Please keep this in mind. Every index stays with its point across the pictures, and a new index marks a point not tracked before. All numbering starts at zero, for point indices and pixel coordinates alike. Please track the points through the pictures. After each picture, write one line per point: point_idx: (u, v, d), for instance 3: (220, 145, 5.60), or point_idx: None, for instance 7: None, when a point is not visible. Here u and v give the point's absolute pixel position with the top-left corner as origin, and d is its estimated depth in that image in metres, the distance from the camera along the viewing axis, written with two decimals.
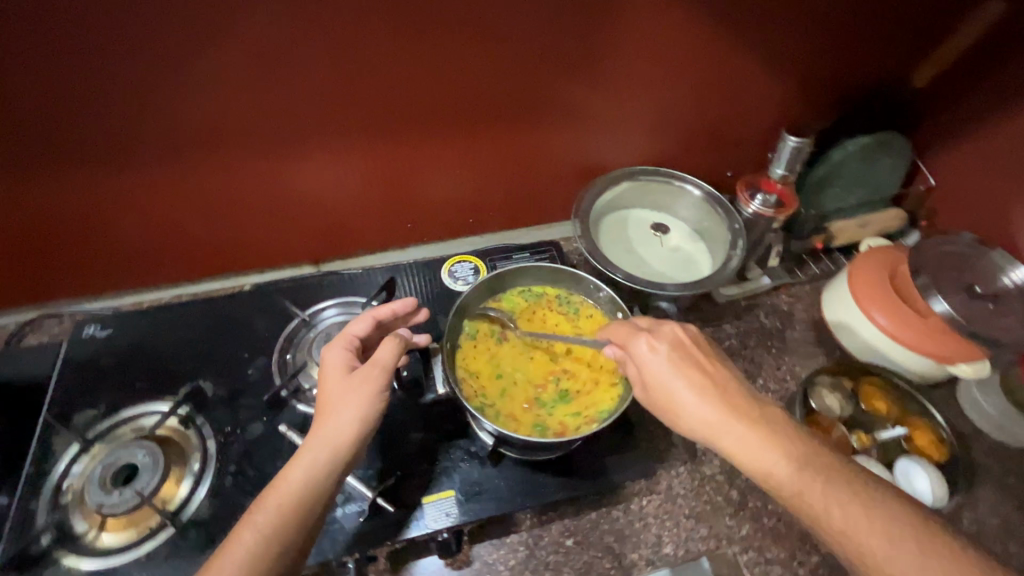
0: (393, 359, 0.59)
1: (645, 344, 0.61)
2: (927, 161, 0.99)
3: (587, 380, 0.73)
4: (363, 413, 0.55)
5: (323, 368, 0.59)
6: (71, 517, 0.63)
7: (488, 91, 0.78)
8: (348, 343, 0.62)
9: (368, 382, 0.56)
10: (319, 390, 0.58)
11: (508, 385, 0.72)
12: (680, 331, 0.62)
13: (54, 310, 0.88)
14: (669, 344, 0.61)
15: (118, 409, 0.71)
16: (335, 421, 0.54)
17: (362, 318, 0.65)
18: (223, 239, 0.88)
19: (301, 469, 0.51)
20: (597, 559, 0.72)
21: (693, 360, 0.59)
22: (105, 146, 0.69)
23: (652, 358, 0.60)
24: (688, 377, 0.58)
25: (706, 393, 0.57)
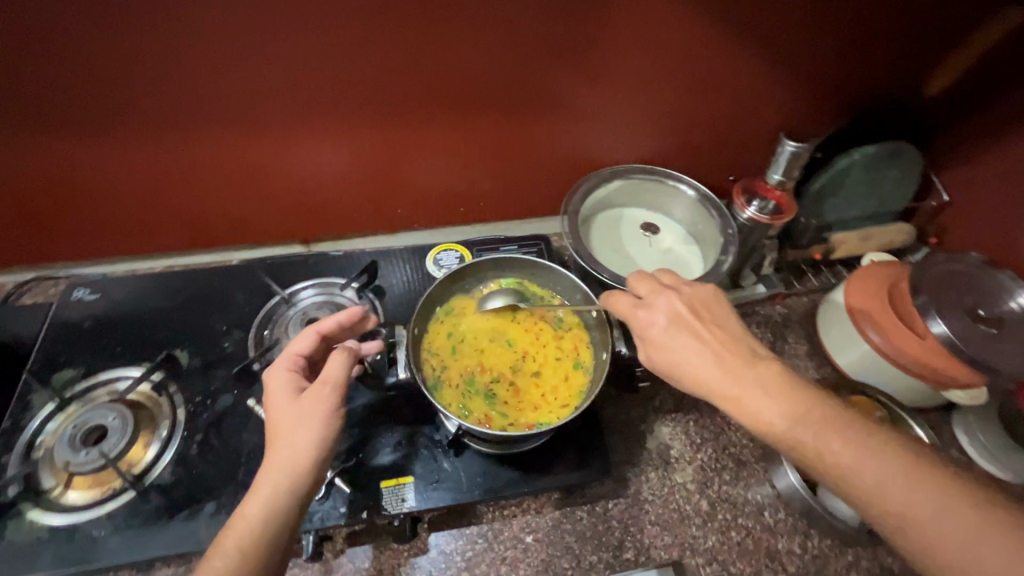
0: (343, 375, 0.56)
1: (645, 315, 0.60)
2: (941, 175, 0.95)
3: (523, 399, 0.72)
4: (317, 436, 0.52)
5: (269, 397, 0.56)
6: (40, 472, 0.65)
7: (478, 82, 0.77)
8: (292, 364, 0.59)
9: (320, 403, 0.54)
10: (267, 420, 0.54)
11: (456, 341, 0.76)
12: (678, 299, 0.60)
13: (52, 273, 0.91)
14: (668, 315, 0.59)
15: (97, 371, 0.74)
16: (289, 448, 0.50)
17: (303, 336, 0.62)
18: (213, 213, 0.89)
19: (261, 500, 0.48)
20: (556, 559, 0.71)
21: (693, 328, 0.58)
22: (95, 118, 0.70)
23: (652, 330, 0.59)
24: (685, 347, 0.56)
25: (708, 359, 0.55)
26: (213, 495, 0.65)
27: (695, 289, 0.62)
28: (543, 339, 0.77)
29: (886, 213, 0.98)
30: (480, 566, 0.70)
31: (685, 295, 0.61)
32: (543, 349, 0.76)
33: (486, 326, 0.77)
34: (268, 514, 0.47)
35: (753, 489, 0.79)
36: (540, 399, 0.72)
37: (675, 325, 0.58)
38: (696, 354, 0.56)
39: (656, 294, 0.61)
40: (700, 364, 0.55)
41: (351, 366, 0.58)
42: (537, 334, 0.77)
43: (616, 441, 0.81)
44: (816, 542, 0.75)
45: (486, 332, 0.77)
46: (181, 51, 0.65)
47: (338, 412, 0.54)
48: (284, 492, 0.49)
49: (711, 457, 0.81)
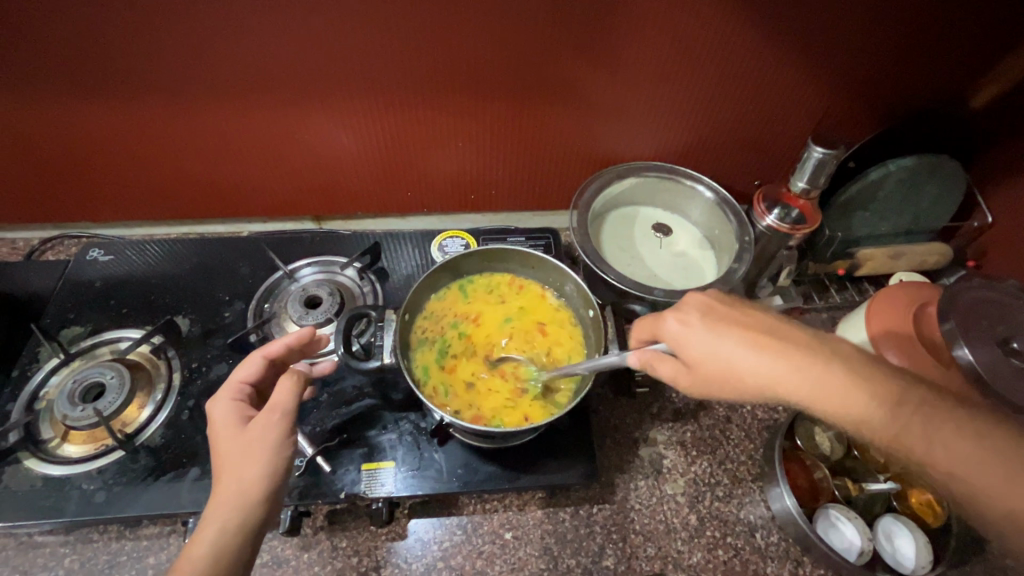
0: (290, 399, 0.54)
1: (677, 323, 0.54)
2: (986, 193, 0.88)
3: (454, 381, 0.71)
4: (265, 469, 0.50)
5: (213, 428, 0.53)
6: (40, 423, 0.68)
7: (490, 68, 0.74)
8: (237, 393, 0.56)
9: (270, 430, 0.52)
10: (212, 451, 0.52)
11: (480, 285, 0.81)
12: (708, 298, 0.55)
13: (75, 232, 0.95)
14: (700, 311, 0.54)
15: (102, 331, 0.76)
16: (239, 476, 0.49)
17: (247, 361, 0.59)
18: (225, 185, 0.90)
19: (211, 536, 0.47)
20: (533, 558, 0.70)
21: (731, 320, 0.53)
22: (111, 85, 0.72)
23: (694, 336, 0.52)
24: (728, 346, 0.51)
25: (753, 357, 0.50)
26: (198, 460, 0.66)
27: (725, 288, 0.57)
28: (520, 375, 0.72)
29: (921, 231, 0.92)
30: (455, 558, 0.69)
31: (714, 295, 0.56)
32: (502, 381, 0.72)
33: (507, 316, 0.78)
34: (217, 551, 0.46)
35: (746, 508, 0.75)
36: (461, 400, 0.69)
37: (711, 322, 0.52)
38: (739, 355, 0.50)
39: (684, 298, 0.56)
40: (745, 365, 0.50)
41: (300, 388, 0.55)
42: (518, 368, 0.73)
43: (608, 445, 0.79)
44: (808, 570, 0.71)
45: (513, 314, 0.78)
46: (190, 21, 0.65)
47: (286, 442, 0.52)
48: (235, 527, 0.48)
49: (705, 471, 0.78)
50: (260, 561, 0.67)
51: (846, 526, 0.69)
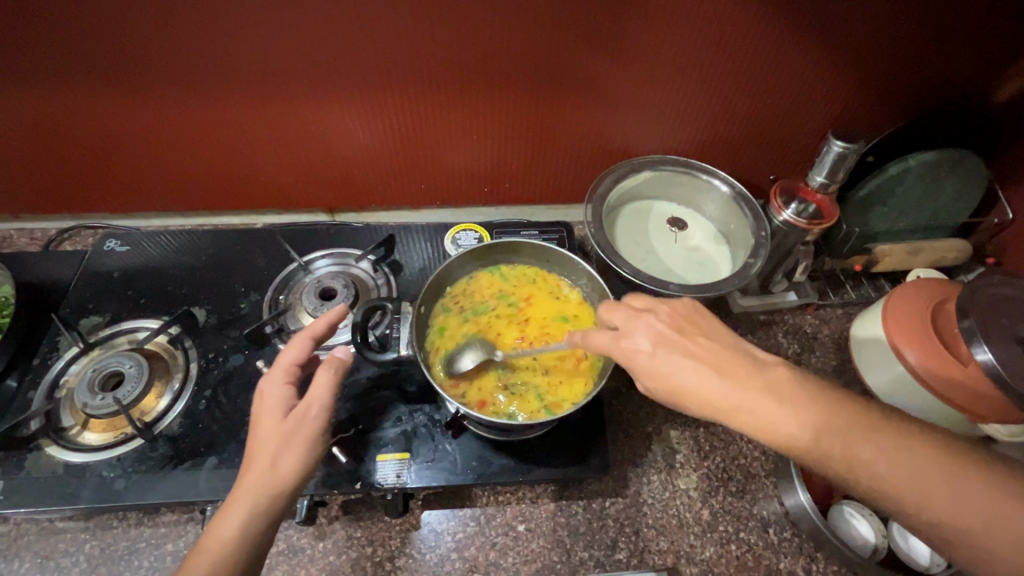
0: (330, 394, 0.55)
1: (628, 345, 0.56)
2: (1007, 189, 0.86)
3: (454, 340, 0.74)
4: (297, 460, 0.51)
5: (259, 410, 0.55)
6: (61, 411, 0.69)
7: (506, 59, 0.74)
8: (288, 376, 0.57)
9: (304, 425, 0.53)
10: (253, 432, 0.53)
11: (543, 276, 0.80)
12: (657, 320, 0.57)
13: (92, 223, 0.96)
14: (652, 337, 0.56)
15: (120, 321, 0.77)
16: (269, 465, 0.51)
17: (295, 343, 0.59)
18: (240, 176, 0.91)
19: (236, 520, 0.48)
20: (546, 550, 0.70)
21: (680, 346, 0.55)
22: (129, 76, 0.72)
23: (643, 357, 0.55)
24: (681, 369, 0.53)
25: (710, 376, 0.53)
26: (215, 449, 0.67)
27: (671, 305, 0.59)
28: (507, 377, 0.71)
29: (940, 227, 0.91)
30: (469, 549, 0.70)
31: (661, 316, 0.58)
32: (486, 372, 0.71)
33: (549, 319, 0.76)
34: (243, 534, 0.48)
35: (760, 504, 0.75)
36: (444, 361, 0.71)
37: (662, 348, 0.55)
38: (701, 378, 0.53)
39: (633, 319, 0.58)
40: (701, 387, 0.52)
41: (339, 384, 0.56)
42: (509, 374, 0.71)
43: (621, 440, 0.79)
44: (821, 566, 0.71)
45: (552, 323, 0.76)
46: (206, 11, 0.64)
47: (320, 437, 0.53)
48: (260, 512, 0.49)
49: (718, 467, 0.78)
50: (276, 550, 0.68)
51: (860, 524, 0.69)
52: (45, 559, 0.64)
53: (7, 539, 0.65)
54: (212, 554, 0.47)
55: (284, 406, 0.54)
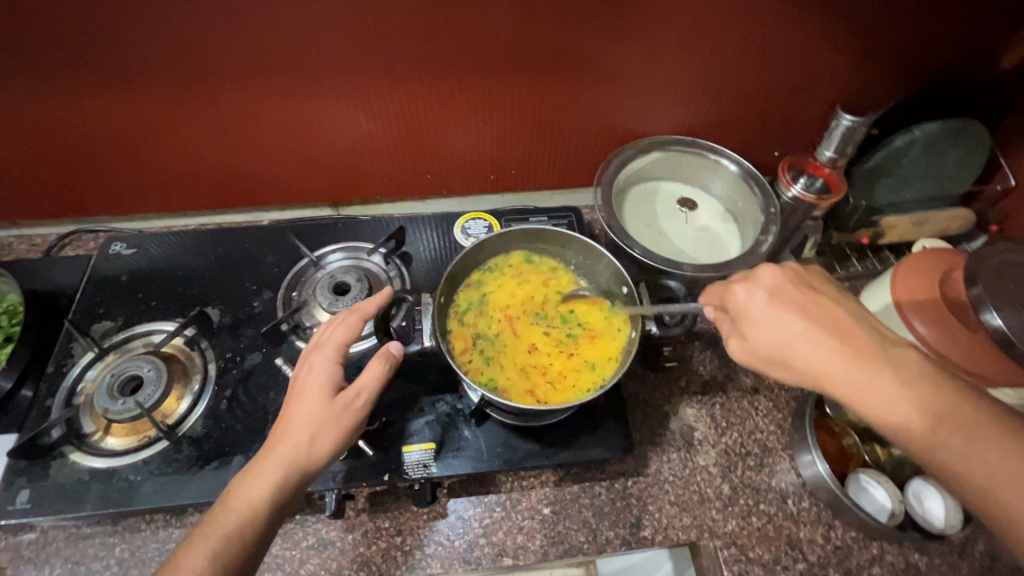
0: (375, 386, 0.60)
1: (744, 290, 0.57)
2: (1010, 157, 0.87)
3: (540, 273, 0.80)
4: (333, 441, 0.56)
5: (310, 381, 0.58)
6: (81, 418, 0.68)
7: (512, 42, 0.73)
8: (338, 356, 0.61)
9: (348, 412, 0.57)
10: (296, 400, 0.57)
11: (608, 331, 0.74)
12: (780, 274, 0.56)
13: (92, 226, 0.94)
14: (769, 290, 0.56)
15: (133, 324, 0.76)
16: (307, 442, 0.55)
17: (348, 323, 0.62)
18: (242, 173, 0.89)
19: (267, 486, 0.52)
20: (572, 531, 0.72)
21: (797, 301, 0.54)
22: (126, 74, 0.70)
23: (753, 303, 0.55)
24: (786, 320, 0.53)
25: (812, 331, 0.52)
26: (240, 449, 0.67)
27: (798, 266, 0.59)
28: (490, 311, 0.76)
29: (944, 196, 0.91)
30: (496, 534, 0.71)
31: (786, 270, 0.57)
32: (491, 297, 0.77)
33: (569, 361, 0.72)
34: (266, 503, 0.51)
35: (777, 476, 0.77)
36: (502, 266, 0.80)
37: (776, 298, 0.55)
38: (800, 332, 0.52)
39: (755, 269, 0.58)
40: (798, 339, 0.52)
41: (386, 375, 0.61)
42: (489, 319, 0.76)
43: (639, 420, 0.80)
44: (839, 533, 0.73)
45: (572, 363, 0.72)
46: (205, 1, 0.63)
47: (355, 423, 0.58)
48: (288, 483, 0.53)
49: (736, 442, 0.79)
50: (307, 544, 0.68)
51: (876, 490, 0.70)
52: (75, 564, 0.64)
53: (36, 546, 0.65)
54: (240, 514, 0.50)
55: (330, 388, 0.58)
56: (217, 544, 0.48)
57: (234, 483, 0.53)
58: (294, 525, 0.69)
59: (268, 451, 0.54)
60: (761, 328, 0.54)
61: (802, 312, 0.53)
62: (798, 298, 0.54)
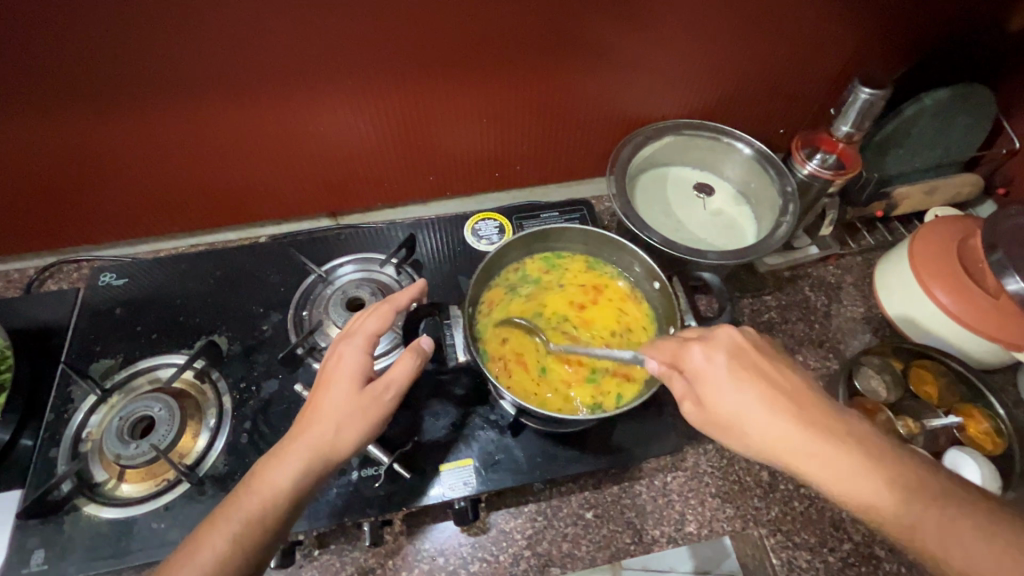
0: (405, 381, 0.58)
1: (701, 353, 0.53)
2: (1014, 119, 0.87)
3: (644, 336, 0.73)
4: (359, 434, 0.54)
5: (341, 369, 0.57)
6: (91, 466, 0.63)
7: (514, 34, 0.69)
8: (370, 347, 0.59)
9: (376, 405, 0.55)
10: (325, 387, 0.56)
11: (549, 380, 0.69)
12: (741, 336, 0.54)
13: (74, 257, 0.88)
14: (728, 352, 0.53)
15: (135, 361, 0.71)
16: (330, 432, 0.53)
17: (380, 314, 0.61)
18: (234, 189, 0.84)
19: (290, 471, 0.51)
20: (618, 533, 0.70)
21: (757, 368, 0.52)
22: (99, 92, 0.64)
23: (708, 369, 0.52)
24: (748, 395, 0.50)
25: (772, 409, 0.49)
26: None
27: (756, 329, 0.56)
28: (573, 274, 0.78)
29: (951, 163, 0.91)
30: (541, 544, 0.69)
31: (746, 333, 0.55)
32: (583, 271, 0.78)
33: (527, 371, 0.69)
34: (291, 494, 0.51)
35: None
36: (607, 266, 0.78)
37: (737, 364, 0.52)
38: (756, 401, 0.50)
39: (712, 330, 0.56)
40: (752, 415, 0.49)
41: (416, 372, 0.59)
42: (552, 273, 0.78)
43: None
44: None
45: (533, 373, 0.69)
46: (182, 5, 0.57)
47: (384, 417, 0.56)
48: (312, 470, 0.52)
49: None
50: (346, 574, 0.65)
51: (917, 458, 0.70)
52: None
53: None
54: (261, 496, 0.50)
55: (359, 377, 0.56)
56: (237, 524, 0.49)
57: (260, 463, 0.53)
58: (331, 556, 0.66)
59: (292, 437, 0.54)
60: (720, 400, 0.51)
61: (761, 379, 0.51)
62: (758, 363, 0.52)
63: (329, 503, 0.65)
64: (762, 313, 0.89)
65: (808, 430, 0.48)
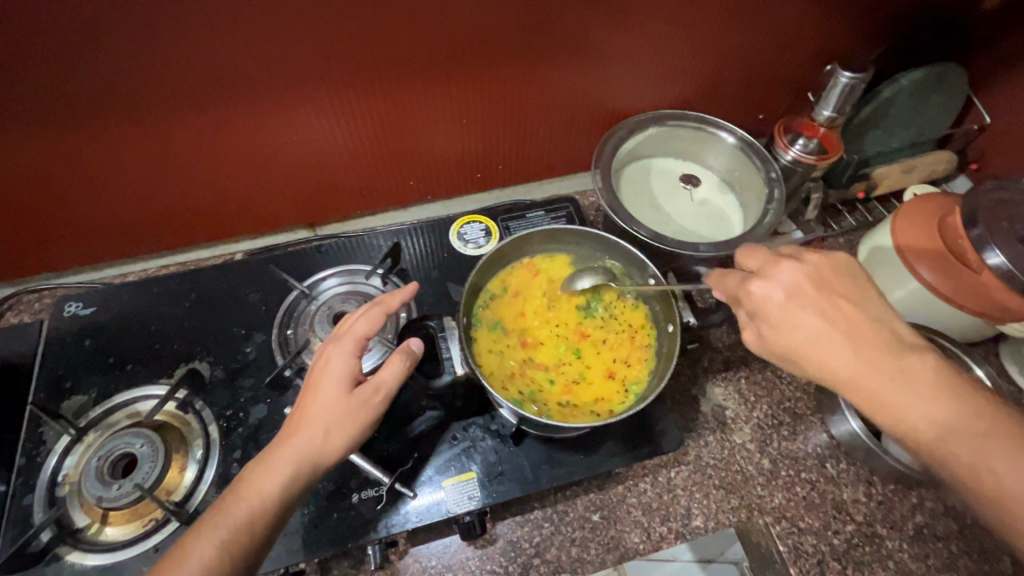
0: (395, 384, 0.57)
1: (760, 289, 0.52)
2: (984, 96, 0.89)
3: (585, 411, 0.67)
4: (348, 437, 0.53)
5: (329, 371, 0.56)
6: (71, 512, 0.60)
7: (492, 30, 0.66)
8: (359, 349, 0.57)
9: (365, 408, 0.55)
10: (313, 390, 0.55)
11: (517, 291, 0.75)
12: (802, 271, 0.52)
13: (35, 286, 0.83)
14: (786, 288, 0.52)
15: (111, 395, 0.67)
16: (317, 435, 0.52)
17: (370, 316, 0.59)
18: (204, 205, 0.80)
19: (277, 492, 0.50)
20: (625, 534, 0.69)
21: (817, 303, 0.50)
22: (48, 109, 0.59)
23: (767, 304, 0.52)
24: (805, 329, 0.50)
25: (831, 340, 0.49)
26: None
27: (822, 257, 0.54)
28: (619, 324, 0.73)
29: (926, 142, 0.93)
30: (550, 551, 0.68)
31: (808, 265, 0.52)
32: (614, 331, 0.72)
33: (505, 312, 0.74)
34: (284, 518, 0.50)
35: (811, 440, 0.77)
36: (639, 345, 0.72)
37: (794, 301, 0.51)
38: (816, 333, 0.50)
39: (773, 263, 0.53)
40: (814, 348, 0.50)
41: (406, 373, 0.58)
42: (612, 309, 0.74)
43: (671, 408, 0.78)
44: (879, 488, 0.74)
45: (514, 314, 0.74)
46: (132, 12, 0.52)
47: (373, 419, 0.56)
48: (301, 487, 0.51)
49: (766, 414, 0.79)
50: None
51: None
52: None
53: None
54: (249, 505, 0.49)
55: (347, 380, 0.56)
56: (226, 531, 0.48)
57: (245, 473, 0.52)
58: None
59: (280, 441, 0.53)
60: (776, 332, 0.51)
61: (820, 313, 0.50)
62: (818, 298, 0.51)
63: (298, 534, 0.62)
64: None
65: (864, 361, 0.48)
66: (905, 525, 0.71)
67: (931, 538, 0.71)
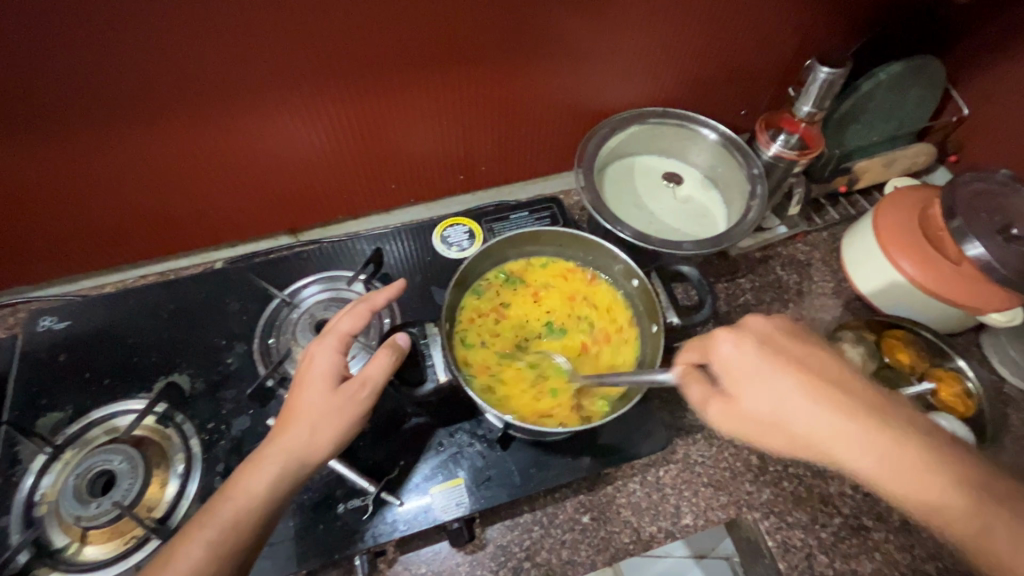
0: (383, 377, 0.56)
1: (730, 342, 0.50)
2: (961, 88, 0.90)
3: (491, 391, 0.67)
4: (335, 434, 0.53)
5: (315, 369, 0.55)
6: (49, 532, 0.58)
7: (467, 31, 0.65)
8: (344, 346, 0.57)
9: (354, 403, 0.54)
10: (300, 388, 0.55)
11: (575, 275, 0.77)
12: (766, 324, 0.52)
13: (10, 300, 0.81)
14: (756, 339, 0.50)
15: (88, 411, 0.66)
16: (302, 431, 0.52)
17: (354, 313, 0.58)
18: (180, 213, 0.78)
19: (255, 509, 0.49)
20: (615, 534, 0.69)
21: (788, 354, 0.49)
22: (11, 119, 0.57)
23: (740, 357, 0.49)
24: (782, 382, 0.47)
25: (809, 394, 0.47)
26: None
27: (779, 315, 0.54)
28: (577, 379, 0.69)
29: (905, 134, 0.93)
30: (540, 554, 0.67)
31: (770, 318, 0.52)
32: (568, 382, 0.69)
33: (532, 278, 0.77)
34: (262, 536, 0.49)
35: None
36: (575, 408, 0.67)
37: (766, 351, 0.49)
38: (793, 386, 0.47)
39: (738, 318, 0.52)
40: (791, 404, 0.47)
41: (394, 366, 0.58)
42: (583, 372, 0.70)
43: (659, 405, 0.78)
44: None
45: (537, 280, 0.77)
46: (92, 17, 0.50)
47: (362, 414, 0.55)
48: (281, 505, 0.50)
49: None
50: None
51: None
52: None
53: None
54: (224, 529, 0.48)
55: (333, 376, 0.55)
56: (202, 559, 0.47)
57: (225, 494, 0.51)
58: None
59: (264, 445, 0.52)
60: (749, 390, 0.48)
61: (791, 363, 0.48)
62: (785, 348, 0.50)
63: (284, 547, 0.61)
64: (738, 297, 0.90)
65: (846, 411, 0.46)
66: (892, 516, 0.72)
67: (916, 529, 0.71)
